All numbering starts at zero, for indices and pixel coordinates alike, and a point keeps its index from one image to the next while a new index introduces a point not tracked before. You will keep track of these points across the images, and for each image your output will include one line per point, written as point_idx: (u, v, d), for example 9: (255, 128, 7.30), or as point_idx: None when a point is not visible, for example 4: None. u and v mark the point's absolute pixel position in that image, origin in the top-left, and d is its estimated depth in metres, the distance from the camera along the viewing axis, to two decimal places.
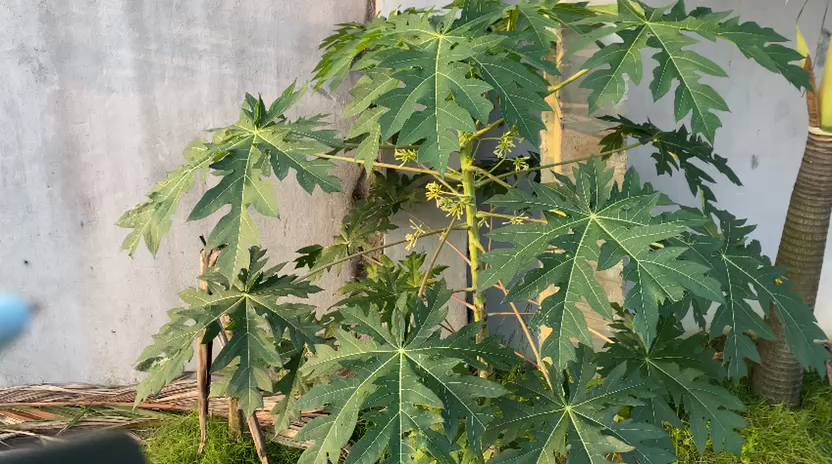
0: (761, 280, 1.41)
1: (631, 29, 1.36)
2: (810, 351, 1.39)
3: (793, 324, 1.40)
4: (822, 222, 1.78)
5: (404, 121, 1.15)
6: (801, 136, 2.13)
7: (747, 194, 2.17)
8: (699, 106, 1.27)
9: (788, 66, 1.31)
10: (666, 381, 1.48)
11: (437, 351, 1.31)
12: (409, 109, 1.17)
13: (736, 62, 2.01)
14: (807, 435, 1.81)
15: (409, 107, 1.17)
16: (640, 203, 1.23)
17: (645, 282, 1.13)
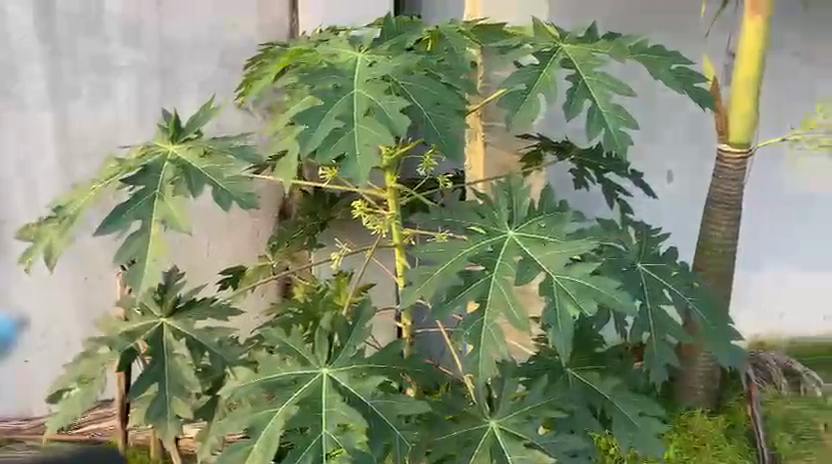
0: (676, 285, 1.45)
1: (545, 50, 1.40)
2: (726, 350, 1.43)
3: (710, 322, 1.44)
4: (733, 233, 1.85)
5: (321, 136, 1.14)
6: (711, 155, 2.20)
7: (667, 207, 2.24)
8: (609, 124, 1.31)
9: (694, 88, 1.37)
10: (588, 391, 1.49)
11: (361, 372, 1.30)
12: (327, 124, 1.15)
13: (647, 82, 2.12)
14: (724, 439, 1.88)
15: (328, 123, 1.15)
16: (555, 221, 1.28)
17: (560, 298, 1.14)
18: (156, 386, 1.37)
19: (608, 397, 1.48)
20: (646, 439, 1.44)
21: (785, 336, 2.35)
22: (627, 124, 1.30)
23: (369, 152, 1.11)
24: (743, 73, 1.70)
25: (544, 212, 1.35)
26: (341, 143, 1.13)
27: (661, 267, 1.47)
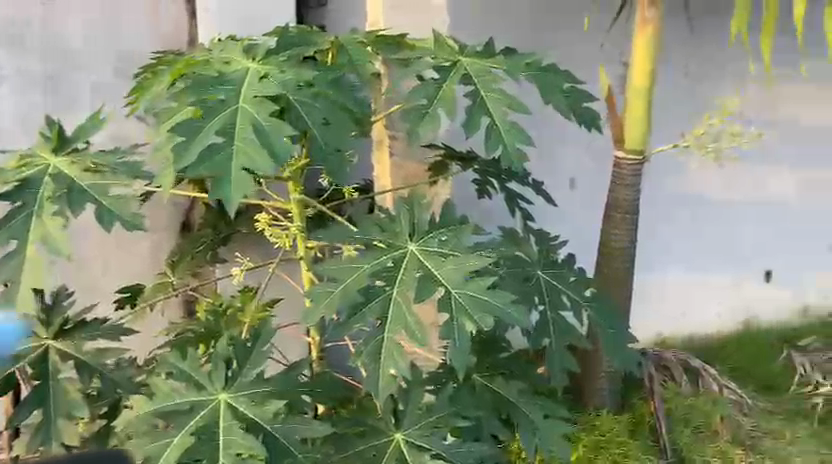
0: (574, 292, 1.49)
1: (445, 64, 1.43)
2: (622, 352, 1.48)
3: (608, 326, 1.49)
4: (631, 237, 1.93)
5: (196, 155, 1.10)
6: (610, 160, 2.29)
7: (570, 213, 2.30)
8: (508, 142, 1.33)
9: (581, 109, 1.45)
10: (494, 397, 1.51)
11: (260, 393, 1.26)
12: (202, 144, 1.12)
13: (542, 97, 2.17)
14: (628, 435, 1.94)
15: (203, 143, 1.12)
16: (455, 235, 1.30)
17: (459, 315, 1.15)
18: (39, 412, 1.29)
19: (513, 402, 1.50)
20: (549, 443, 1.45)
21: (675, 332, 2.48)
22: (523, 141, 1.33)
23: (242, 178, 1.08)
24: (637, 84, 1.77)
25: (444, 226, 1.37)
26: (225, 159, 1.10)
27: (559, 273, 1.51)
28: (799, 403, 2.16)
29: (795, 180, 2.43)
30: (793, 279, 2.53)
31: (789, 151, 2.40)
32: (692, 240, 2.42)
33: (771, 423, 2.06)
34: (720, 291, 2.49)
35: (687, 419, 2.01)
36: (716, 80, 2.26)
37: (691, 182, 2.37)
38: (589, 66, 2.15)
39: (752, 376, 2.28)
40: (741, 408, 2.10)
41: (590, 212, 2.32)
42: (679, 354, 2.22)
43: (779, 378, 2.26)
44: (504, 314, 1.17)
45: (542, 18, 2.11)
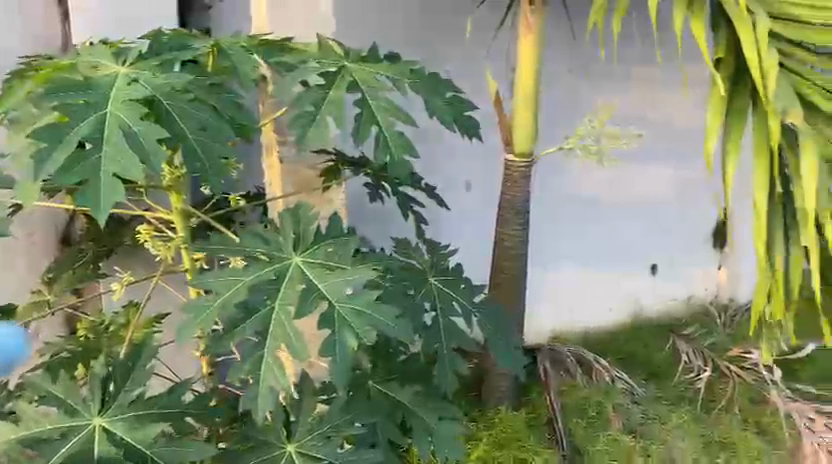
0: (465, 298, 1.51)
1: (332, 70, 1.38)
2: (506, 354, 1.51)
3: (495, 333, 1.52)
4: (522, 237, 1.98)
5: (66, 157, 1.06)
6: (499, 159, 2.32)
7: (464, 216, 2.35)
8: (396, 153, 1.34)
9: (465, 117, 1.47)
10: (390, 402, 1.50)
11: (140, 415, 1.21)
12: (73, 144, 1.07)
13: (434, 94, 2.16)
14: (526, 430, 2.00)
15: (73, 143, 1.07)
16: (341, 248, 1.28)
17: (342, 330, 1.13)
18: None
19: (407, 406, 1.50)
20: (446, 445, 1.47)
21: (568, 327, 2.63)
22: (410, 152, 1.34)
23: (115, 180, 1.04)
24: (522, 88, 1.82)
25: (330, 237, 1.34)
26: (94, 166, 1.06)
27: (451, 281, 1.54)
28: (683, 389, 2.31)
29: (675, 180, 2.58)
30: (676, 272, 2.70)
31: (669, 152, 2.53)
32: (584, 240, 2.55)
33: (658, 408, 2.19)
34: (608, 286, 2.63)
35: (583, 410, 2.12)
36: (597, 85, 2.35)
37: (578, 184, 2.47)
38: (478, 69, 2.18)
39: (641, 364, 2.42)
40: (632, 397, 2.23)
41: (482, 212, 2.36)
42: (575, 348, 2.35)
43: (665, 366, 2.41)
44: (387, 327, 1.16)
45: (433, 21, 2.12)
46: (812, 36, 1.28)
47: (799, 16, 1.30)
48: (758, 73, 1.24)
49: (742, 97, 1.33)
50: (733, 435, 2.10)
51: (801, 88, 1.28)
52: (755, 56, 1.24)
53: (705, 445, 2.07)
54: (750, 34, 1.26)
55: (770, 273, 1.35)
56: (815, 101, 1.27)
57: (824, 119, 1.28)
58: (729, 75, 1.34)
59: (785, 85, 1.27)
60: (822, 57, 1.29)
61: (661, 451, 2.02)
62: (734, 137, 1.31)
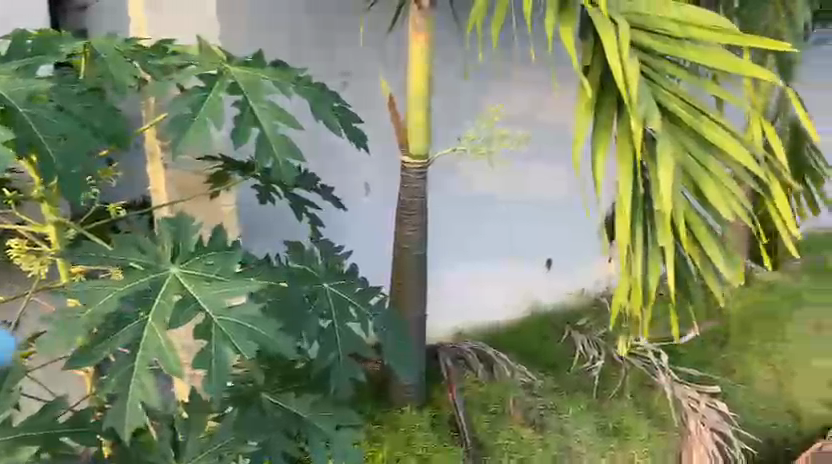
0: (360, 302, 1.52)
1: (211, 72, 1.35)
2: (403, 356, 1.52)
3: (390, 334, 1.53)
4: (421, 237, 2.00)
5: None
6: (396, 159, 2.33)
7: (360, 215, 2.34)
8: (279, 156, 1.28)
9: (347, 126, 1.49)
10: (284, 413, 1.47)
11: (14, 440, 1.24)
12: None
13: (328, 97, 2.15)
14: (428, 429, 2.03)
15: None
16: (223, 258, 1.24)
17: (219, 342, 1.09)
18: None
19: (304, 418, 1.46)
20: (345, 451, 1.43)
21: (468, 324, 2.72)
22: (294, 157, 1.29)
23: None
24: (414, 90, 1.83)
25: (213, 248, 1.31)
26: None
27: (345, 286, 1.53)
28: (580, 380, 2.41)
29: (563, 180, 2.70)
30: (568, 267, 2.84)
31: (553, 151, 2.64)
32: (485, 240, 2.67)
33: (556, 399, 2.28)
34: (503, 283, 2.75)
35: (485, 404, 2.17)
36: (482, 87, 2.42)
37: (468, 185, 2.57)
38: (371, 70, 2.19)
39: (541, 357, 2.54)
40: (531, 390, 2.29)
41: (381, 216, 2.37)
42: (475, 345, 2.40)
43: (561, 359, 2.52)
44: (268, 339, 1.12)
45: (323, 22, 2.11)
46: (676, 50, 1.40)
47: (659, 26, 1.41)
48: (622, 82, 1.35)
49: (607, 103, 1.45)
50: (626, 421, 2.21)
51: (660, 96, 1.43)
52: (618, 64, 1.34)
53: (600, 431, 2.18)
54: (614, 43, 1.36)
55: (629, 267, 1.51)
56: (672, 110, 1.43)
57: (678, 126, 1.44)
58: (596, 80, 1.46)
59: (646, 92, 1.41)
60: (678, 68, 1.44)
61: (561, 440, 2.12)
62: (601, 140, 1.42)
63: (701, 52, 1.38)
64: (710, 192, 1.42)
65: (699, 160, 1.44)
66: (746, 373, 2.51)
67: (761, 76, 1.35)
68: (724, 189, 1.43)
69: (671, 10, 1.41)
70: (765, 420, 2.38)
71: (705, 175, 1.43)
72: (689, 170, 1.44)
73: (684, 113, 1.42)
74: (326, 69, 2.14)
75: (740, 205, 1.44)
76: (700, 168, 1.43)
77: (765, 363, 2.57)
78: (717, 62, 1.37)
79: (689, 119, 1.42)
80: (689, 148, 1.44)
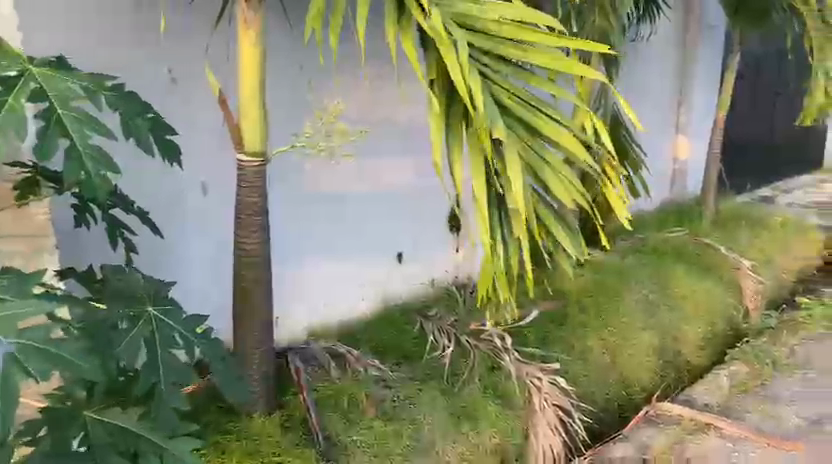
0: (186, 328, 1.49)
1: (10, 73, 1.21)
2: (229, 384, 1.53)
3: (218, 360, 1.53)
4: (264, 239, 1.88)
5: None
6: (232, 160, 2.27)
7: (186, 220, 2.19)
8: (90, 168, 1.21)
9: (161, 142, 1.49)
10: (113, 433, 1.34)
11: None
12: None
13: (154, 97, 2.03)
14: (281, 431, 2.00)
15: None
16: (21, 282, 1.13)
17: (11, 366, 0.99)
18: None
19: (131, 429, 1.35)
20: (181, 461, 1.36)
21: (326, 324, 2.71)
22: (110, 170, 1.23)
23: None
24: (246, 88, 1.75)
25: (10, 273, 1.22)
26: None
27: (172, 311, 1.51)
28: (432, 369, 2.46)
29: (409, 176, 2.88)
30: (417, 256, 3.02)
31: (397, 148, 2.80)
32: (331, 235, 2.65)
33: (409, 390, 2.29)
34: (363, 277, 2.81)
35: (336, 401, 2.17)
36: (326, 91, 2.44)
37: (321, 182, 2.56)
38: (197, 71, 2.11)
39: (392, 349, 2.57)
40: (384, 382, 2.32)
41: (217, 221, 2.28)
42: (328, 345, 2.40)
43: (414, 348, 2.58)
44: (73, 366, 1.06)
45: (147, 22, 1.98)
46: (510, 51, 1.34)
47: (489, 29, 1.34)
48: (464, 89, 1.26)
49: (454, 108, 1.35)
50: (477, 403, 2.29)
51: (499, 97, 1.34)
52: (460, 77, 1.26)
53: (452, 417, 2.22)
54: (453, 56, 1.27)
55: (492, 263, 1.43)
56: (513, 111, 1.35)
57: (518, 125, 1.36)
58: (440, 85, 1.35)
59: (487, 97, 1.32)
60: (514, 68, 1.37)
61: (413, 430, 2.14)
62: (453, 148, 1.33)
63: (539, 52, 1.33)
64: (556, 187, 1.37)
65: (540, 156, 1.37)
66: (584, 348, 2.66)
67: (591, 74, 1.33)
68: (569, 184, 1.39)
69: (498, 8, 1.34)
70: (601, 390, 2.61)
71: (550, 171, 1.37)
72: (536, 168, 1.37)
73: (524, 112, 1.35)
74: (150, 72, 2.01)
75: (582, 196, 1.41)
76: (545, 164, 1.37)
77: (599, 335, 2.73)
78: (552, 62, 1.32)
79: (529, 117, 1.35)
80: (532, 145, 1.37)
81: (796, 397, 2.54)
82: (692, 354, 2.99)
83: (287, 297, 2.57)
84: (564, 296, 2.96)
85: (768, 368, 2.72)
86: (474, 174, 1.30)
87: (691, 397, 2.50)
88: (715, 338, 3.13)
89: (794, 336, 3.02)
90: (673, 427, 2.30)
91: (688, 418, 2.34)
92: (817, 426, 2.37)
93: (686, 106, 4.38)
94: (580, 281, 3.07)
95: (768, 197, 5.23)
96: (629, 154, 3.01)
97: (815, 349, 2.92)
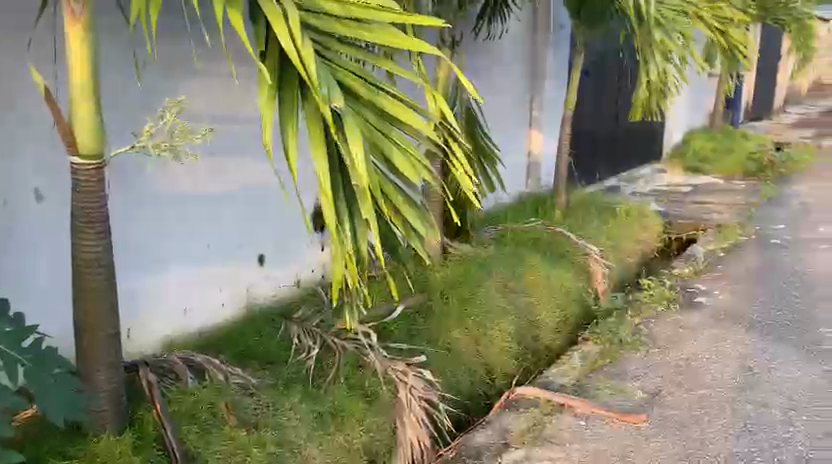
0: (6, 345, 1.50)
1: None
2: (61, 400, 1.52)
3: (47, 377, 1.53)
4: (106, 247, 1.73)
5: None
6: (66, 164, 2.08)
7: (19, 229, 2.00)
8: None
9: None
10: None
11: None
12: None
13: None
14: (133, 453, 1.87)
15: None
16: None
17: None
18: None
19: None
20: None
21: (182, 333, 2.57)
22: None
23: None
24: (75, 84, 1.58)
25: None
26: None
27: None
28: (298, 370, 2.42)
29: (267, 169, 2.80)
30: (280, 260, 2.95)
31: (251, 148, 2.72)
32: (182, 228, 2.51)
33: (272, 395, 2.25)
34: (220, 281, 2.70)
35: (193, 415, 2.07)
36: (167, 87, 2.35)
37: (171, 178, 2.44)
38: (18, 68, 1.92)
39: (254, 356, 2.49)
40: (247, 389, 2.25)
41: (52, 230, 2.08)
42: (183, 354, 2.31)
43: (278, 351, 2.52)
44: None
45: None
46: (348, 29, 1.34)
47: (325, 9, 1.34)
48: (297, 60, 1.24)
49: (289, 84, 1.32)
50: (342, 403, 2.29)
51: (338, 75, 1.33)
52: (290, 46, 1.24)
53: (317, 419, 2.22)
54: (283, 27, 1.25)
55: (342, 246, 1.35)
56: (353, 88, 1.34)
57: (359, 101, 1.35)
58: (273, 62, 1.32)
59: (324, 73, 1.30)
60: (353, 48, 1.37)
61: (277, 436, 2.09)
62: (291, 124, 1.30)
63: (375, 30, 1.34)
64: (400, 164, 1.36)
65: (384, 132, 1.36)
66: (448, 339, 2.74)
67: (428, 50, 1.35)
68: (414, 162, 1.38)
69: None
70: (465, 378, 2.68)
71: (394, 147, 1.36)
72: (380, 145, 1.35)
73: (364, 89, 1.34)
74: None
75: (429, 173, 1.40)
76: (388, 140, 1.36)
77: (463, 325, 2.83)
78: (388, 39, 1.33)
79: (369, 94, 1.34)
80: (374, 122, 1.36)
81: (640, 372, 2.74)
82: (549, 338, 3.15)
83: (129, 297, 2.39)
84: (428, 290, 2.99)
85: (616, 347, 2.93)
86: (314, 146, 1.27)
87: (549, 380, 2.66)
88: (570, 321, 3.32)
89: (638, 314, 3.25)
90: (531, 410, 2.42)
91: (544, 401, 2.48)
92: (659, 396, 2.57)
93: (538, 102, 4.60)
94: (444, 273, 3.13)
95: (615, 188, 5.63)
96: (484, 149, 3.14)
97: (656, 326, 3.16)
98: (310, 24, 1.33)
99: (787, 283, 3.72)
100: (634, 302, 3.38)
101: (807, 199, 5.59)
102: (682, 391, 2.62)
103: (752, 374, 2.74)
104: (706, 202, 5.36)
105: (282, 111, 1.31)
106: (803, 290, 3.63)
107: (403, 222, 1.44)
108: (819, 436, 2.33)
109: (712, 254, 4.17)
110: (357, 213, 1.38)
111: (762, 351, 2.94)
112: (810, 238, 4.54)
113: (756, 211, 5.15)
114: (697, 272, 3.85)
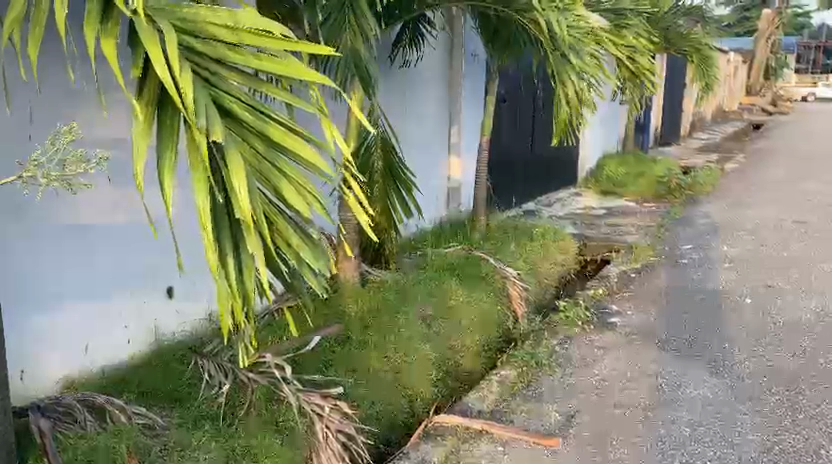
0: None
1: None
2: None
3: None
4: None
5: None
6: None
7: None
8: None
9: None
10: None
11: None
12: None
13: None
14: None
15: None
16: None
17: None
18: None
19: None
20: None
21: (82, 372, 2.44)
22: None
23: None
24: None
25: None
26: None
27: None
28: (210, 407, 2.33)
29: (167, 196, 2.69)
30: (190, 290, 2.84)
31: (156, 176, 2.64)
32: (75, 262, 2.37)
33: (182, 434, 2.14)
34: (123, 317, 2.57)
35: (89, 461, 1.93)
36: (60, 115, 2.27)
37: (61, 211, 2.30)
38: None
39: (163, 394, 2.39)
40: (154, 430, 2.14)
41: None
42: (83, 397, 2.19)
43: (187, 388, 2.41)
44: None
45: None
46: (231, 56, 1.30)
47: (209, 33, 1.30)
48: (175, 90, 1.20)
49: (169, 113, 1.28)
50: (253, 442, 2.18)
51: (222, 104, 1.29)
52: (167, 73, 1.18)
53: (228, 456, 2.11)
54: (160, 54, 1.20)
55: (224, 280, 1.30)
56: (236, 115, 1.29)
57: (244, 128, 1.30)
58: (153, 91, 1.28)
59: (204, 100, 1.26)
60: (238, 73, 1.33)
61: None
62: (169, 157, 1.25)
63: (263, 57, 1.31)
64: (289, 195, 1.32)
65: (272, 162, 1.31)
66: (365, 369, 2.70)
67: (318, 77, 1.33)
68: (305, 194, 1.34)
69: (224, 17, 1.32)
70: (383, 406, 2.63)
71: (282, 178, 1.32)
72: (267, 175, 1.30)
73: (250, 118, 1.30)
74: None
75: (320, 203, 1.36)
76: (276, 171, 1.31)
77: (382, 353, 2.82)
78: (277, 67, 1.31)
79: (255, 123, 1.30)
80: (262, 152, 1.31)
81: (557, 394, 2.77)
82: (469, 362, 3.16)
83: (16, 338, 2.23)
84: (344, 322, 2.97)
85: (533, 369, 2.97)
86: (193, 181, 1.22)
87: (467, 405, 2.66)
88: (490, 346, 3.34)
89: (554, 335, 3.31)
90: (449, 438, 2.38)
91: (462, 427, 2.47)
92: (574, 417, 2.60)
93: (455, 124, 4.66)
94: (359, 305, 3.10)
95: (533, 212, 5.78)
96: (400, 177, 3.13)
97: (572, 347, 3.21)
98: (192, 49, 1.29)
99: (694, 301, 3.88)
100: (551, 325, 3.43)
101: (712, 219, 5.88)
102: (597, 412, 2.65)
103: (663, 392, 2.81)
104: (619, 224, 5.56)
105: (160, 143, 1.26)
106: (709, 307, 3.79)
107: (295, 254, 1.39)
108: (724, 450, 2.40)
109: (624, 274, 4.30)
110: (242, 248, 1.33)
111: (671, 368, 3.03)
112: (715, 257, 4.77)
113: (665, 231, 5.37)
114: (610, 292, 3.96)
